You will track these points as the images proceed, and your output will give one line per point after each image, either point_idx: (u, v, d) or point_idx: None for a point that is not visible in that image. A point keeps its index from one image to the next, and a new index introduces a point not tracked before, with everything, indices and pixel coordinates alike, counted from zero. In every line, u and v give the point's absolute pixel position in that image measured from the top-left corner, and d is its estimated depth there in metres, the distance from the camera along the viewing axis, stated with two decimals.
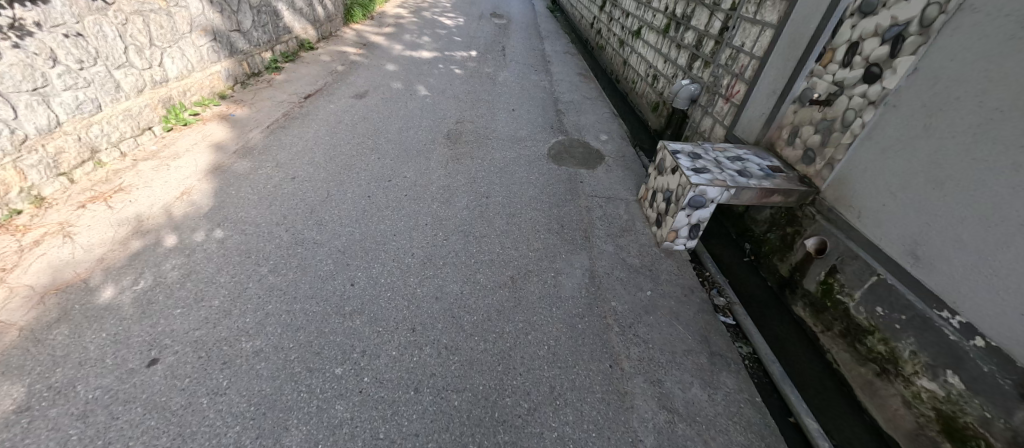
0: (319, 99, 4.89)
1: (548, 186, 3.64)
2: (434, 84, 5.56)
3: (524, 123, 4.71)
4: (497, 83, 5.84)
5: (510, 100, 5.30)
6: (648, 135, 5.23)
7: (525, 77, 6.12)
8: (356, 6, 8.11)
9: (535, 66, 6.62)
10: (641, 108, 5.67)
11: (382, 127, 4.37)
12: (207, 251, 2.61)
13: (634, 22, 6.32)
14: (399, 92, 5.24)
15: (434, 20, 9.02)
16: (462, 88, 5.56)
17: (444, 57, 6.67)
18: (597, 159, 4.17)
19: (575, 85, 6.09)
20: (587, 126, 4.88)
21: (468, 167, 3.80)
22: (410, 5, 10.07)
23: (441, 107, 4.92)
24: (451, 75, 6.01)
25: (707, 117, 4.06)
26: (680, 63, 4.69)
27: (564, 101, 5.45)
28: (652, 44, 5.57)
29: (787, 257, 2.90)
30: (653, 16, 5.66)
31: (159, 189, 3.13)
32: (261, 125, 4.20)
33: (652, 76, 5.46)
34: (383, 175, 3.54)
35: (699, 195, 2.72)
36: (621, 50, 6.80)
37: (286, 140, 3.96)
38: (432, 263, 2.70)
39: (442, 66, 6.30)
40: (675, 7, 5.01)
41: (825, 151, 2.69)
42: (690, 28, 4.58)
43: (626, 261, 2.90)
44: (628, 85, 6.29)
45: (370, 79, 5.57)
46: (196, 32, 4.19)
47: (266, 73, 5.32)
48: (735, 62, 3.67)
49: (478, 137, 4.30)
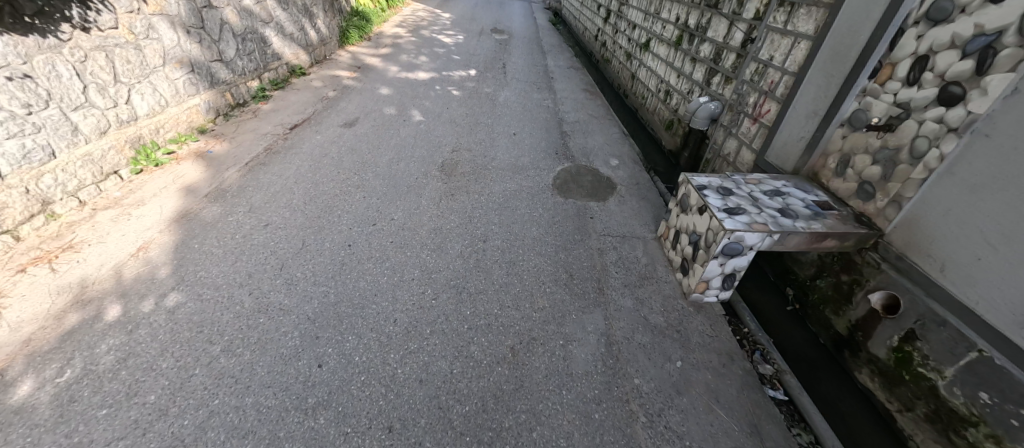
0: (306, 130, 4.56)
1: (553, 225, 3.21)
2: (430, 108, 5.21)
3: (526, 150, 4.30)
4: (497, 104, 5.46)
5: (511, 123, 4.91)
6: (663, 156, 4.79)
7: (527, 97, 5.74)
8: (352, 28, 7.87)
9: (538, 84, 6.24)
10: (653, 125, 5.25)
11: (371, 158, 4.00)
12: (153, 326, 2.22)
13: (642, 34, 5.93)
14: (392, 118, 4.89)
15: (433, 38, 8.75)
16: (460, 111, 5.20)
17: (441, 78, 6.34)
18: (608, 189, 3.72)
19: (581, 103, 5.68)
20: (595, 149, 4.45)
21: (463, 204, 3.39)
22: (408, 24, 9.85)
23: (436, 133, 4.55)
24: (449, 97, 5.66)
25: (731, 139, 3.61)
26: (697, 79, 4.27)
27: (569, 121, 5.04)
28: (663, 58, 5.16)
29: (844, 311, 2.41)
30: (662, 27, 5.26)
31: (114, 245, 2.78)
32: (240, 162, 3.86)
33: (664, 92, 5.04)
34: (368, 218, 3.15)
35: (735, 242, 2.26)
36: (629, 63, 6.41)
37: (264, 178, 3.60)
38: (417, 331, 2.27)
39: (439, 88, 5.97)
40: (687, 17, 4.60)
41: (888, 186, 2.22)
42: (706, 40, 4.16)
43: (649, 321, 2.43)
44: (639, 100, 5.87)
45: (362, 105, 5.25)
46: (169, 65, 3.90)
47: (253, 103, 5.03)
48: (762, 77, 3.23)
49: (475, 168, 3.91)
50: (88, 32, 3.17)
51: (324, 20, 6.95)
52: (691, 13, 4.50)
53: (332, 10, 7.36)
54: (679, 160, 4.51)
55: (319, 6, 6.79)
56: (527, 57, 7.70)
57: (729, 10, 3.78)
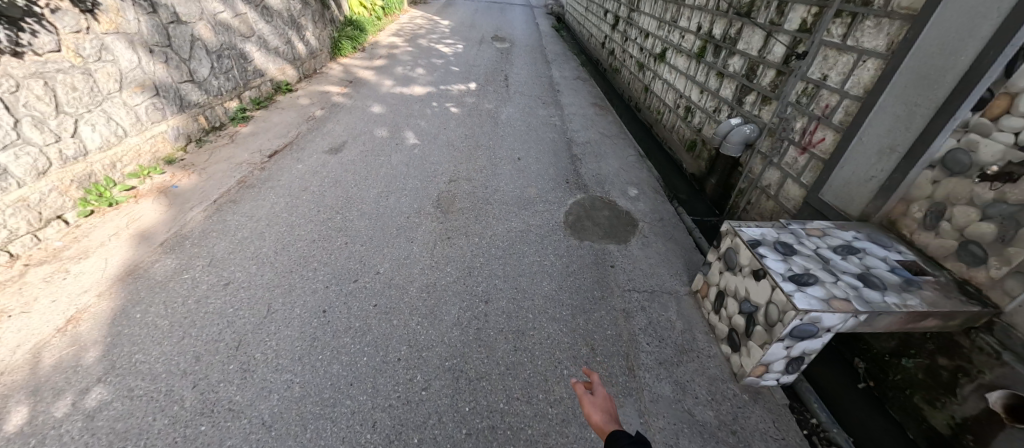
0: (286, 156, 4.09)
1: (569, 278, 2.71)
2: (426, 128, 4.74)
3: (533, 179, 3.81)
4: (500, 123, 4.98)
5: (515, 146, 4.43)
6: (685, 181, 4.31)
7: (532, 114, 5.25)
8: (344, 39, 7.42)
9: (544, 98, 5.75)
10: (672, 145, 4.77)
11: (359, 192, 3.52)
12: (63, 439, 1.73)
13: (656, 43, 5.45)
14: (384, 141, 4.41)
15: (431, 48, 8.30)
16: (458, 131, 4.72)
17: (438, 93, 5.87)
18: (628, 227, 3.22)
19: (591, 120, 5.19)
20: (611, 176, 3.95)
21: (462, 251, 2.90)
22: (405, 33, 9.40)
23: (432, 160, 4.07)
24: (447, 115, 5.18)
25: (772, 169, 3.12)
26: (725, 96, 3.78)
27: (580, 142, 4.55)
28: (682, 71, 4.67)
29: (943, 403, 1.90)
30: (680, 37, 4.78)
31: (39, 314, 2.30)
32: (207, 198, 3.39)
33: (685, 109, 4.55)
34: (349, 271, 2.67)
35: (809, 323, 1.76)
36: (641, 75, 5.93)
37: (233, 220, 3.11)
38: (402, 442, 1.78)
39: (436, 104, 5.49)
40: (710, 26, 4.12)
41: (1008, 252, 1.73)
42: (735, 53, 3.68)
43: (695, 418, 1.93)
44: (655, 115, 5.38)
45: (352, 125, 4.78)
46: (128, 89, 3.44)
47: (230, 126, 4.56)
48: (814, 100, 2.74)
49: (476, 202, 3.43)
50: (21, 57, 2.71)
51: (314, 32, 6.49)
52: (716, 22, 4.02)
53: (323, 21, 6.91)
54: (705, 186, 4.01)
55: (308, 16, 6.34)
56: (531, 68, 7.22)
57: (765, 20, 3.29)
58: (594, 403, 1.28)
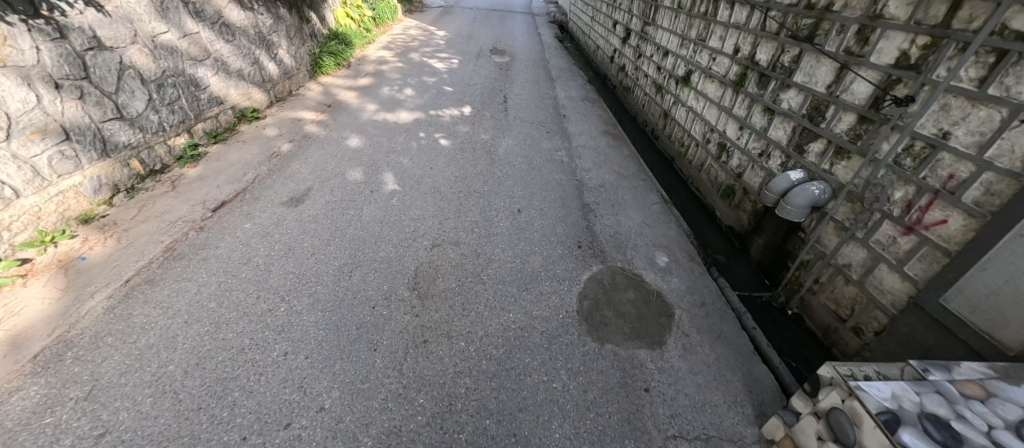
0: (234, 208, 3.34)
1: (588, 414, 1.94)
2: (409, 168, 3.99)
3: (537, 243, 3.05)
4: (497, 159, 4.23)
5: (515, 192, 3.66)
6: (722, 235, 3.56)
7: (535, 147, 4.49)
8: (326, 55, 6.70)
9: (548, 127, 5.00)
10: (702, 187, 4.02)
11: (316, 266, 2.76)
12: None
13: (678, 63, 4.71)
14: (357, 188, 3.66)
15: (423, 63, 7.57)
16: (448, 172, 3.97)
17: (428, 121, 5.12)
18: (663, 319, 2.45)
19: (603, 154, 4.44)
20: (633, 236, 3.18)
21: (441, 366, 2.14)
22: (396, 46, 8.68)
23: (412, 214, 3.32)
24: (436, 149, 4.43)
25: (855, 245, 2.35)
26: (776, 140, 3.02)
27: (592, 187, 3.79)
28: (712, 100, 3.93)
29: None
30: (710, 59, 4.03)
31: None
32: (119, 276, 2.64)
33: (717, 146, 3.80)
34: (280, 407, 1.91)
35: None
36: (660, 98, 5.18)
37: (140, 315, 2.36)
38: None
39: (424, 135, 4.75)
40: (753, 49, 3.36)
41: None
42: (790, 85, 2.92)
43: None
44: (678, 147, 4.63)
45: (321, 165, 4.04)
46: (20, 137, 2.70)
47: (176, 167, 3.83)
48: (925, 164, 1.99)
49: (463, 282, 2.67)
50: None
51: (289, 49, 5.77)
52: (760, 45, 3.26)
53: (301, 36, 6.19)
54: (749, 246, 3.26)
55: (282, 32, 5.62)
56: (533, 87, 6.47)
57: (837, 47, 2.54)
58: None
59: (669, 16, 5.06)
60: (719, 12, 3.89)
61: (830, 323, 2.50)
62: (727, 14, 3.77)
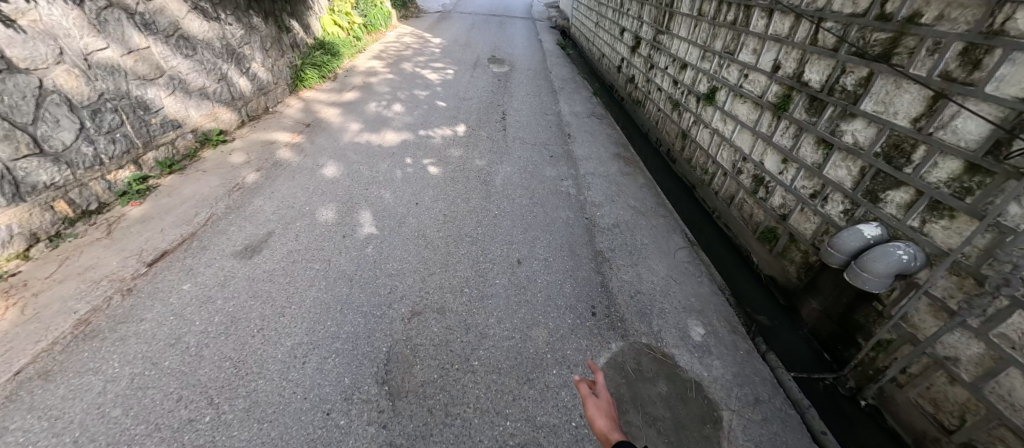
0: (175, 262, 2.76)
1: None
2: (390, 205, 3.42)
3: (542, 309, 2.47)
4: (493, 192, 3.66)
5: (515, 236, 3.09)
6: (761, 288, 2.97)
7: (538, 176, 3.91)
8: (308, 67, 6.15)
9: (552, 150, 4.43)
10: (732, 224, 3.44)
11: (262, 347, 2.18)
12: None
13: (699, 78, 4.14)
14: (328, 232, 3.09)
15: (415, 74, 7.02)
16: (435, 209, 3.40)
17: (416, 142, 4.56)
18: (707, 429, 1.88)
19: (616, 184, 3.87)
20: (659, 297, 2.60)
21: None
22: (388, 55, 8.13)
23: (388, 269, 2.74)
24: (424, 179, 3.85)
25: (965, 336, 1.78)
26: (836, 180, 2.45)
27: (605, 228, 3.22)
28: (744, 124, 3.35)
29: None
30: (741, 75, 3.46)
31: None
32: (7, 365, 2.07)
33: (752, 179, 3.23)
34: None
35: None
36: (677, 116, 4.61)
37: (18, 432, 1.79)
38: None
39: (410, 161, 4.17)
40: (800, 66, 2.79)
41: None
42: (856, 113, 2.34)
43: None
44: (700, 174, 4.05)
45: (289, 200, 3.47)
46: None
47: (117, 206, 3.27)
48: None
49: (447, 370, 2.10)
50: None
51: (264, 62, 5.22)
52: (810, 62, 2.69)
53: (280, 47, 5.63)
54: (798, 305, 2.68)
55: (257, 44, 5.06)
56: (534, 101, 5.90)
57: (928, 70, 1.96)
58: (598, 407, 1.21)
59: (686, 23, 4.49)
60: (752, 21, 3.33)
61: (926, 431, 1.93)
62: (763, 24, 3.20)
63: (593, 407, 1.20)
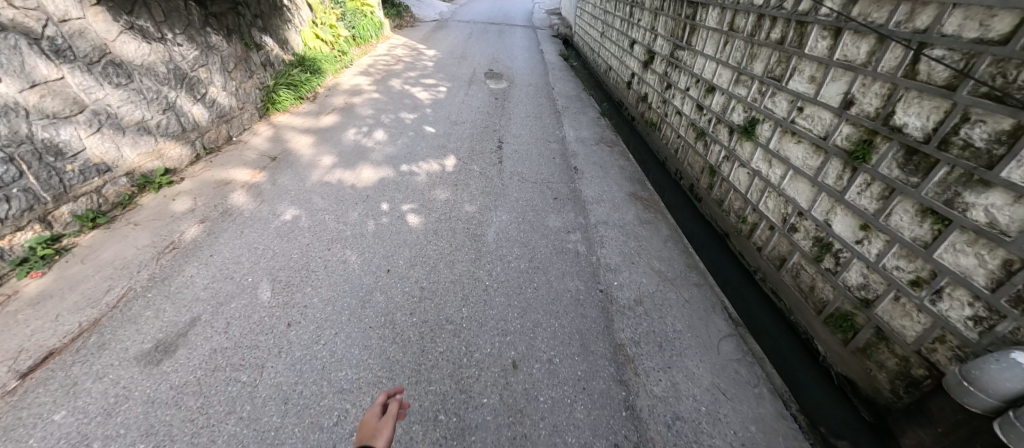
0: (57, 371, 2.09)
1: None
2: (354, 273, 2.74)
3: None
4: (484, 251, 2.97)
5: (509, 323, 2.39)
6: (833, 392, 2.28)
7: (540, 228, 3.22)
8: (282, 88, 5.50)
9: (556, 191, 3.74)
10: (784, 294, 2.74)
11: None
12: None
13: (732, 105, 3.45)
14: (271, 317, 2.39)
15: (404, 93, 6.37)
16: (410, 278, 2.71)
17: (396, 181, 3.88)
18: None
19: (635, 238, 3.17)
20: (706, 426, 1.90)
21: None
22: (376, 70, 7.49)
23: (339, 379, 2.06)
24: (401, 232, 3.17)
25: None
26: (958, 271, 1.75)
27: (625, 307, 2.52)
28: (799, 171, 2.66)
29: None
30: (792, 107, 2.77)
31: None
32: None
33: (815, 242, 2.53)
34: None
35: None
36: (703, 147, 3.93)
37: None
38: None
39: (387, 206, 3.50)
40: (886, 104, 2.10)
41: None
42: (993, 181, 1.64)
43: None
44: (735, 222, 3.36)
45: (229, 266, 2.78)
46: None
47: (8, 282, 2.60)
48: None
49: None
50: None
51: (226, 85, 4.56)
52: (905, 101, 2.00)
53: (247, 67, 4.99)
54: (893, 430, 1.98)
55: (216, 65, 4.42)
56: (535, 125, 5.22)
57: None
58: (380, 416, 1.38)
59: (713, 39, 3.81)
60: (807, 42, 2.64)
61: None
62: (825, 45, 2.51)
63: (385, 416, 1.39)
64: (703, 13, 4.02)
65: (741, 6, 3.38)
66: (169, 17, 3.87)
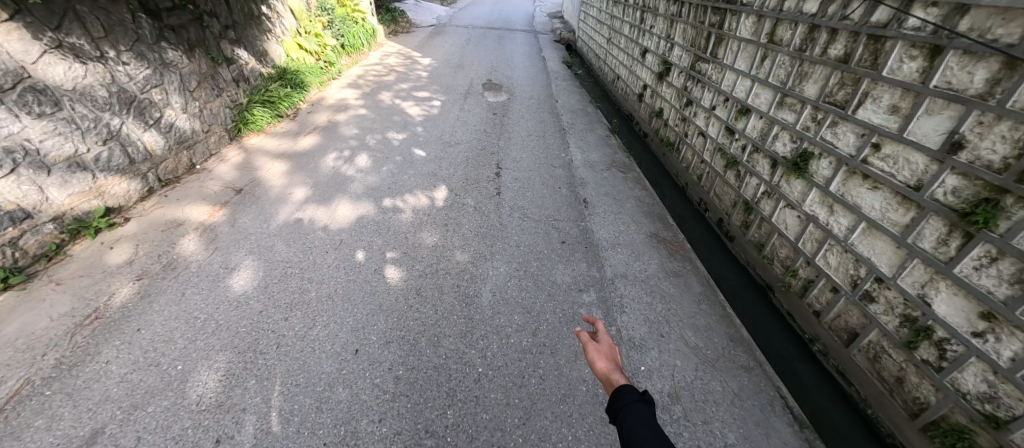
0: None
1: None
2: (312, 356, 2.17)
3: None
4: (478, 320, 2.41)
5: (507, 435, 1.84)
6: None
7: (545, 286, 2.66)
8: (257, 106, 4.97)
9: (564, 232, 3.18)
10: (858, 380, 2.18)
11: None
12: None
13: (775, 132, 2.88)
14: (196, 429, 1.84)
15: (394, 108, 5.82)
16: (383, 362, 2.15)
17: (377, 220, 3.32)
18: None
19: (662, 297, 2.60)
20: None
21: None
22: (366, 82, 6.95)
23: None
24: (377, 292, 2.61)
25: None
26: None
27: (658, 407, 1.96)
28: (877, 225, 2.09)
29: None
30: (862, 141, 2.21)
31: None
32: None
33: (903, 322, 1.96)
34: None
35: None
36: (734, 178, 3.36)
37: None
38: None
39: (363, 255, 2.94)
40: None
41: None
42: None
43: None
44: (780, 273, 2.79)
45: (158, 346, 2.23)
46: None
47: None
48: None
49: None
50: None
51: (187, 107, 4.03)
52: None
53: (215, 85, 4.45)
54: None
55: (174, 85, 3.88)
56: (538, 146, 4.66)
57: None
58: (601, 353, 1.23)
59: (746, 52, 3.25)
60: (886, 61, 2.06)
61: None
62: (915, 67, 1.93)
63: (595, 353, 1.23)
64: (733, 21, 3.45)
65: (784, 14, 2.81)
66: (114, 31, 3.33)
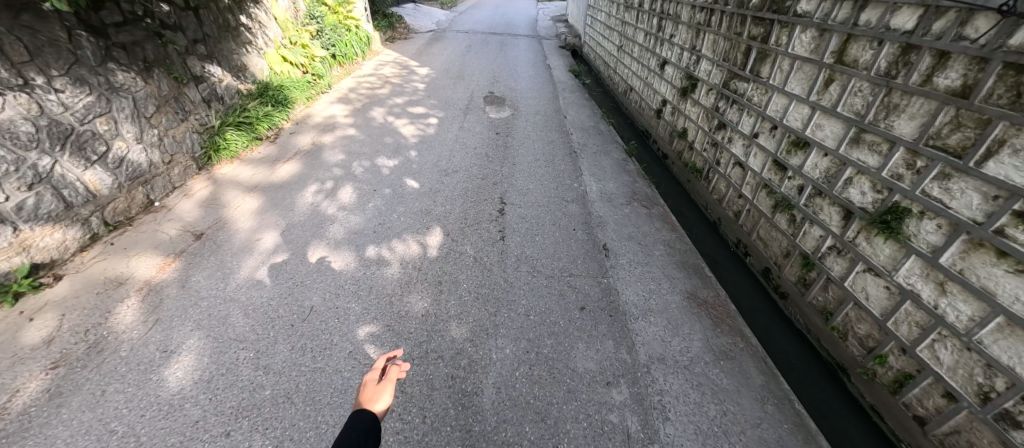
0: None
1: None
2: None
3: None
4: (477, 433, 1.85)
5: None
6: None
7: (564, 377, 2.09)
8: (230, 129, 4.42)
9: (583, 294, 2.61)
10: None
11: None
12: None
13: (849, 175, 2.30)
14: None
15: (387, 127, 5.26)
16: None
17: (358, 276, 2.77)
18: None
19: (713, 393, 2.03)
20: None
21: None
22: (357, 97, 6.40)
23: None
24: (350, 386, 2.06)
25: None
26: None
27: None
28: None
29: None
30: (996, 205, 1.63)
31: None
32: None
33: None
34: None
35: None
36: (787, 223, 2.78)
37: None
38: None
39: (336, 328, 2.38)
40: None
41: None
42: None
43: None
44: (860, 356, 2.21)
45: None
46: None
47: None
48: None
49: None
50: None
51: (143, 136, 3.50)
52: None
53: (179, 108, 3.91)
54: None
55: (125, 112, 3.35)
56: (547, 174, 4.10)
57: None
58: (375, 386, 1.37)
59: (803, 72, 2.67)
60: None
61: None
62: None
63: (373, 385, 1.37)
64: (783, 34, 2.88)
65: (860, 29, 2.23)
66: (45, 53, 2.80)
